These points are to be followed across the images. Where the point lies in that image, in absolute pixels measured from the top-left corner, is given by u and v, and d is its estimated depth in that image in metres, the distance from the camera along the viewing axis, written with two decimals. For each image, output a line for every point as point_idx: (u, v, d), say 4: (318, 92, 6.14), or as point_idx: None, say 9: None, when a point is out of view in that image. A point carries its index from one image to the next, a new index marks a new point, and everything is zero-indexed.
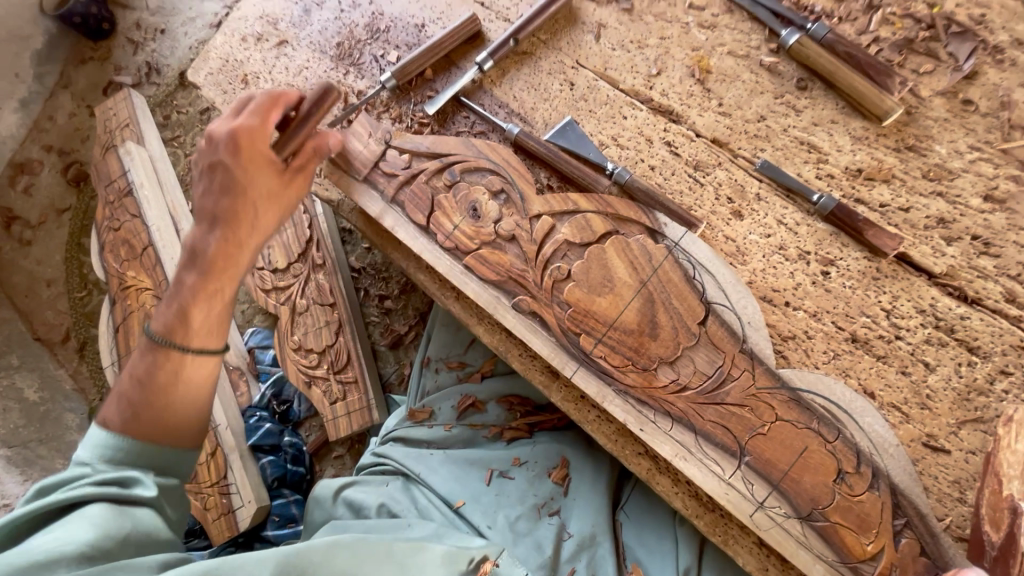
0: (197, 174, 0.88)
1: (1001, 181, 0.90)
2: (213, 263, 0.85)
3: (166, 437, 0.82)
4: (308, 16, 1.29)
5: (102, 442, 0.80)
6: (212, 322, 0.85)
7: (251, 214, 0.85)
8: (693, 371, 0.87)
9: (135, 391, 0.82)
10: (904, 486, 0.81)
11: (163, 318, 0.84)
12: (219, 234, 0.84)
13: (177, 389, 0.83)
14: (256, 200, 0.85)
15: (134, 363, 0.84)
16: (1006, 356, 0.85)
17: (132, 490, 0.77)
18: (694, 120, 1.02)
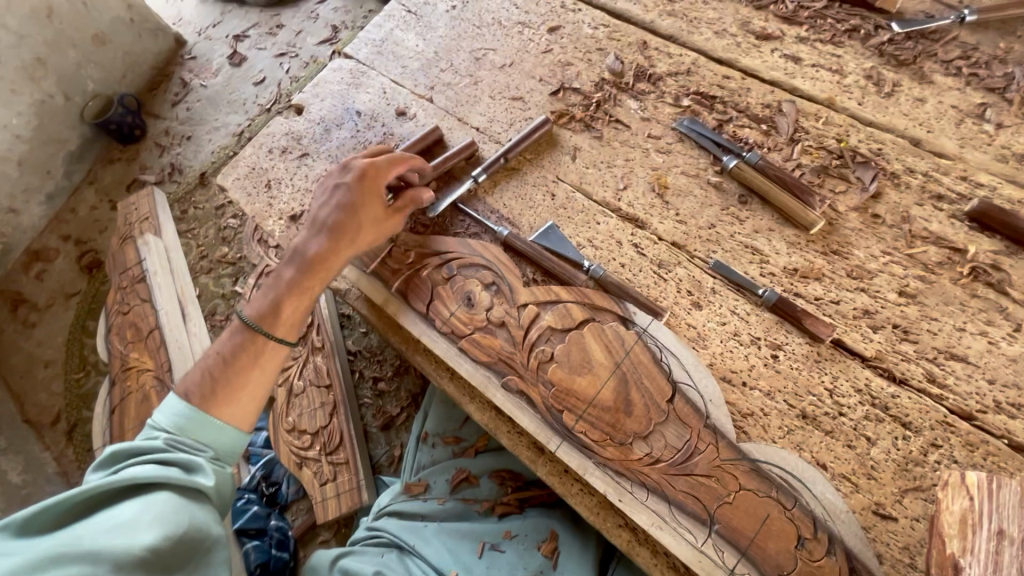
0: (325, 188, 1.19)
1: (911, 279, 1.08)
2: (313, 267, 1.14)
3: (218, 412, 1.05)
4: (328, 134, 1.51)
5: (177, 413, 1.04)
6: (293, 325, 1.15)
7: (367, 218, 1.16)
8: (664, 444, 0.98)
9: (212, 372, 1.08)
10: (858, 550, 0.90)
11: (257, 308, 1.13)
12: (327, 241, 1.15)
13: (250, 366, 1.09)
14: (367, 219, 1.16)
15: (223, 340, 1.11)
16: (934, 430, 0.97)
17: (194, 476, 0.97)
18: (656, 226, 1.21)
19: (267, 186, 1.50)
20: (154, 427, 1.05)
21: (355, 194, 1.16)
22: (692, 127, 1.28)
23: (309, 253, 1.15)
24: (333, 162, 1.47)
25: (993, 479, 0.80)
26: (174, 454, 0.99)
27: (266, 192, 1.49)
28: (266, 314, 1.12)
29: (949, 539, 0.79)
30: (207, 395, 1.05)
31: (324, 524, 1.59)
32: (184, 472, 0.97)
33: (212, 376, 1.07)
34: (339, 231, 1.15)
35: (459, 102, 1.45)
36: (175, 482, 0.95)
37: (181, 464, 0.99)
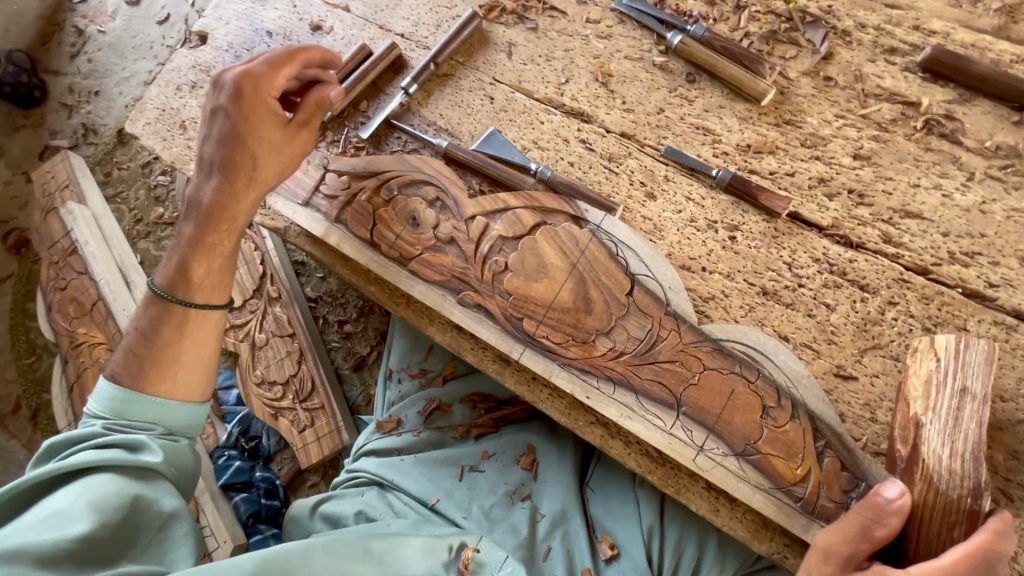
0: (205, 118, 1.01)
1: (866, 141, 1.04)
2: (214, 214, 1.01)
3: (157, 389, 0.97)
4: (239, 61, 1.36)
5: (110, 394, 0.97)
6: (212, 284, 1.03)
7: (257, 141, 0.99)
8: (627, 337, 0.97)
9: (140, 348, 0.99)
10: (820, 412, 0.91)
11: (165, 274, 1.02)
12: (220, 182, 1.00)
13: (176, 336, 0.99)
14: (257, 142, 0.99)
15: (139, 314, 1.01)
16: (890, 289, 0.97)
17: (136, 455, 0.92)
18: (603, 118, 1.14)
19: (182, 127, 1.36)
20: (90, 413, 0.98)
21: (238, 116, 0.98)
22: (631, 4, 1.17)
23: (206, 201, 1.01)
24: None
25: (963, 342, 0.82)
26: (115, 437, 0.92)
27: (182, 135, 1.36)
28: (177, 278, 1.01)
29: (913, 399, 0.84)
30: (136, 375, 0.98)
31: (312, 468, 1.58)
32: (127, 453, 0.91)
33: (139, 355, 0.98)
34: (230, 163, 0.99)
35: (378, 7, 1.31)
36: (119, 464, 0.90)
37: (125, 445, 0.93)
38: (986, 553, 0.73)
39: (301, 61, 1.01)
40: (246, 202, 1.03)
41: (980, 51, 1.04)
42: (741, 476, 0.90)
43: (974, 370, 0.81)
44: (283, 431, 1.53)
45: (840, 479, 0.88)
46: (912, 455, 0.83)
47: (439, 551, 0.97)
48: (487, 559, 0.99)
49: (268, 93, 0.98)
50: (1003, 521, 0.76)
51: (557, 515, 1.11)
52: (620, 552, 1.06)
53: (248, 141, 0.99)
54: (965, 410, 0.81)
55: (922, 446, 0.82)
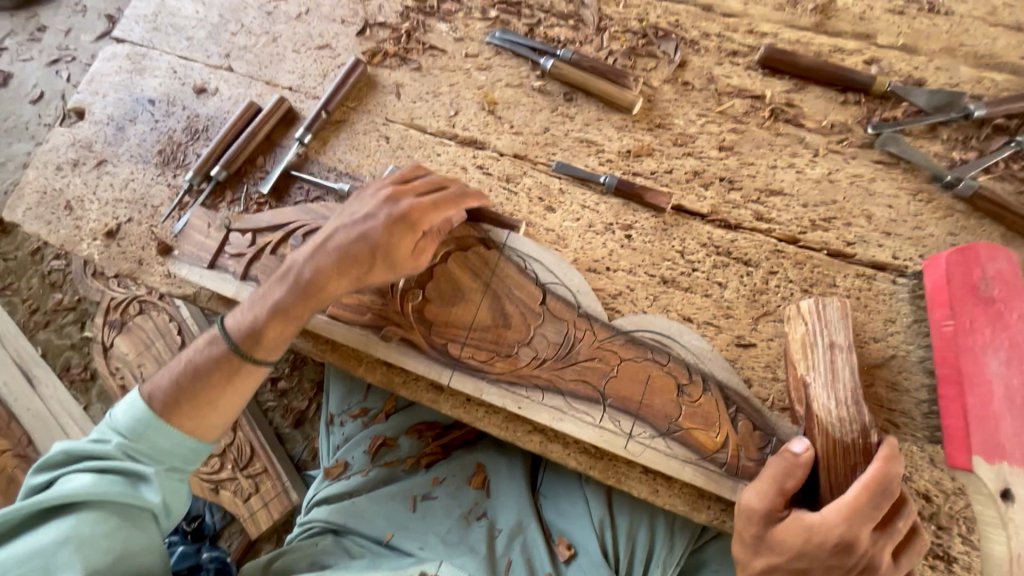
0: (360, 204, 1.04)
1: (727, 134, 1.17)
2: (307, 293, 1.00)
3: (178, 423, 0.97)
4: (122, 133, 1.33)
5: (134, 411, 0.96)
6: (274, 350, 1.02)
7: (388, 260, 0.99)
8: (547, 343, 1.02)
9: (180, 379, 0.99)
10: (729, 381, 1.00)
11: (239, 323, 1.01)
12: (329, 266, 1.00)
13: (222, 385, 0.99)
14: (382, 254, 0.99)
15: (201, 347, 1.00)
16: (769, 260, 1.09)
17: (138, 495, 0.92)
18: (495, 143, 1.21)
19: (68, 208, 1.30)
20: (111, 423, 0.97)
21: (388, 228, 0.99)
22: (504, 36, 1.26)
23: (304, 276, 1.00)
24: (137, 162, 1.30)
25: (820, 303, 0.95)
26: (119, 464, 0.93)
27: (69, 215, 1.30)
28: (248, 336, 1.00)
29: (798, 362, 0.95)
30: (182, 409, 0.97)
31: (263, 535, 1.51)
32: (125, 490, 0.91)
33: (180, 383, 0.98)
34: (347, 265, 1.00)
35: (262, 64, 1.32)
36: (116, 501, 0.91)
37: (125, 475, 0.93)
38: (880, 483, 0.83)
39: (450, 190, 1.04)
40: (339, 292, 1.01)
41: (805, 46, 1.20)
42: (670, 454, 0.97)
43: (834, 326, 0.93)
44: (227, 503, 1.47)
45: (754, 438, 0.97)
46: (808, 416, 0.92)
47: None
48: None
49: (423, 218, 1.00)
50: (890, 448, 0.86)
51: (514, 527, 1.13)
52: (578, 553, 1.09)
53: (376, 250, 0.99)
54: (838, 362, 0.92)
55: (815, 406, 0.91)
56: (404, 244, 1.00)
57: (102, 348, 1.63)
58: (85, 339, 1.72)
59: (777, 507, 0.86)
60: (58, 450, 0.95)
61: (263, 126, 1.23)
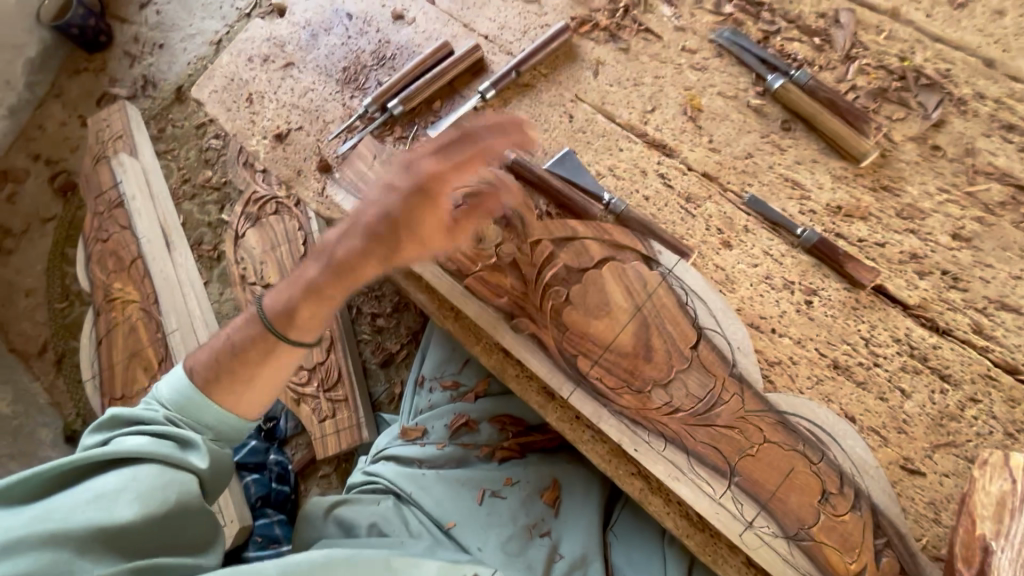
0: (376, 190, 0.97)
1: (969, 222, 0.97)
2: (341, 272, 0.96)
3: (218, 399, 0.94)
4: (315, 41, 1.33)
5: (179, 383, 0.96)
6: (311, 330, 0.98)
7: (409, 234, 0.93)
8: (686, 393, 0.92)
9: (219, 354, 0.96)
10: (883, 506, 0.86)
11: (274, 305, 0.97)
12: (358, 248, 0.95)
13: (256, 362, 0.95)
14: (404, 227, 0.93)
15: (237, 325, 0.98)
16: (974, 384, 0.91)
17: (187, 455, 0.91)
18: (686, 154, 1.08)
19: (248, 100, 1.33)
20: (157, 394, 0.97)
21: (409, 202, 0.93)
22: (733, 39, 1.11)
23: (365, 228, 0.95)
24: (321, 74, 1.30)
25: None
26: (171, 429, 0.92)
27: (247, 108, 1.33)
28: (284, 316, 0.96)
29: (980, 518, 0.79)
30: (220, 384, 0.95)
31: (325, 458, 1.55)
32: (176, 450, 0.91)
33: (218, 359, 0.95)
34: (374, 241, 0.95)
35: (465, 4, 1.26)
36: (167, 459, 0.89)
37: (174, 439, 0.92)
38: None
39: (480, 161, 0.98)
40: (374, 271, 0.97)
41: None
42: (788, 560, 0.86)
43: None
44: (302, 418, 1.51)
45: None
46: None
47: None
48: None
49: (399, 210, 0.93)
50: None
51: (579, 560, 1.07)
52: None
53: (399, 230, 0.94)
54: None
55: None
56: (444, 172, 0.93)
57: (234, 236, 1.70)
58: (221, 220, 1.85)
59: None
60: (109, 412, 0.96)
61: (452, 68, 1.18)
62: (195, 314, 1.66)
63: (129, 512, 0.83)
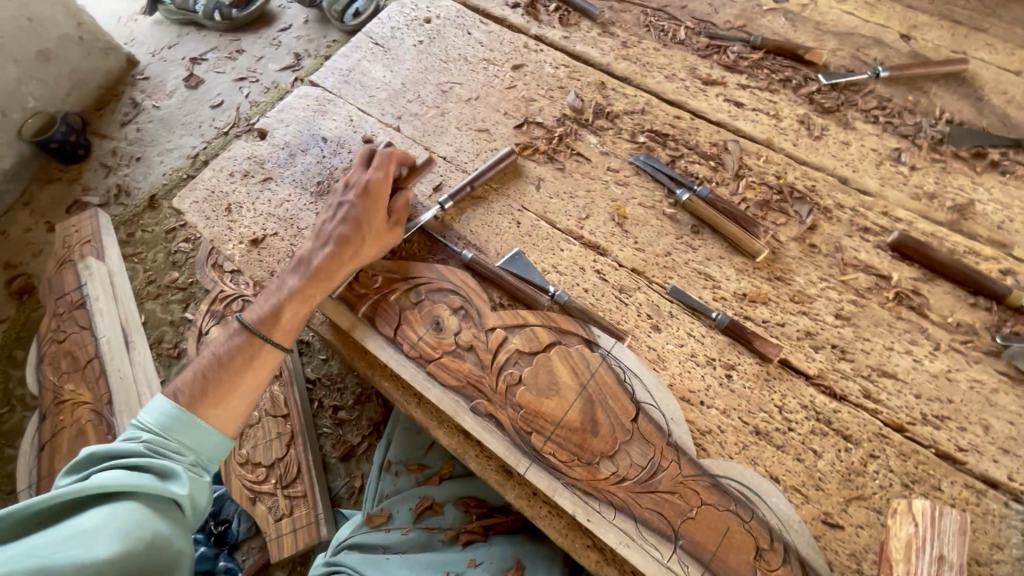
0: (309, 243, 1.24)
1: (846, 304, 1.18)
2: (317, 276, 1.19)
3: (206, 415, 1.07)
4: (292, 159, 1.51)
5: (163, 413, 1.05)
6: (291, 331, 1.19)
7: (360, 234, 1.21)
8: (630, 463, 1.02)
9: (200, 381, 1.09)
10: (811, 559, 0.96)
11: (256, 313, 1.17)
12: (328, 247, 1.20)
13: (240, 372, 1.12)
14: (348, 256, 1.20)
15: (220, 341, 1.15)
16: (871, 442, 1.05)
17: (169, 485, 0.98)
18: (616, 253, 1.28)
19: (227, 210, 1.47)
20: (138, 425, 1.05)
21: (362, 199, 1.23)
22: (647, 161, 1.37)
23: (315, 266, 1.19)
24: (297, 187, 1.46)
25: (937, 509, 0.90)
26: (153, 460, 0.99)
27: (226, 216, 1.46)
28: (268, 318, 1.16)
29: (896, 561, 0.89)
30: (201, 398, 1.08)
31: (278, 562, 1.51)
32: (158, 479, 0.97)
33: (205, 377, 1.10)
34: (321, 277, 1.19)
35: (427, 131, 1.49)
36: (149, 491, 0.95)
37: (155, 469, 0.98)
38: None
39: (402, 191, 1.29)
40: (344, 272, 1.21)
41: (940, 239, 1.23)
42: None
43: (948, 540, 0.88)
44: (258, 518, 1.47)
45: None
46: None
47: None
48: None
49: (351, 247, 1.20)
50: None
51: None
52: None
53: (345, 258, 1.20)
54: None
55: None
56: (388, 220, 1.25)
57: (198, 335, 1.73)
58: (184, 320, 1.89)
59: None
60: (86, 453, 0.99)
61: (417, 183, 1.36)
62: None
63: (108, 548, 0.88)
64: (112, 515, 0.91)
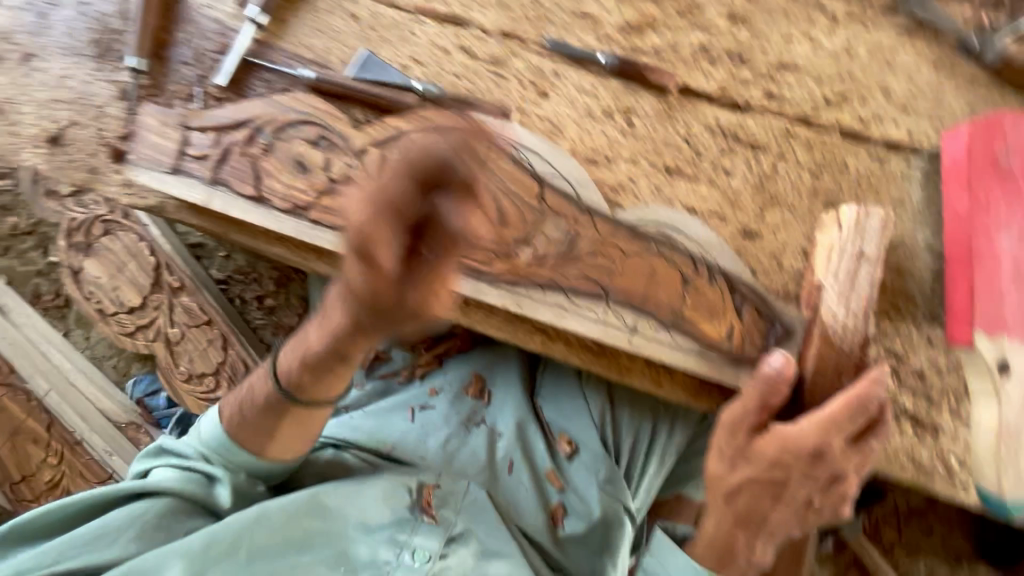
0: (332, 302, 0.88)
1: (739, 3, 1.05)
2: (353, 309, 0.85)
3: (264, 442, 0.96)
4: (46, 20, 1.15)
5: (208, 431, 0.97)
6: (325, 391, 0.95)
7: (392, 305, 0.81)
8: (547, 241, 0.97)
9: (244, 408, 0.96)
10: (735, 272, 0.96)
11: (290, 372, 0.93)
12: (357, 272, 0.82)
13: (277, 421, 0.94)
14: (380, 320, 0.85)
15: (256, 388, 0.94)
16: (779, 143, 1.02)
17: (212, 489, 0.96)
18: (479, 19, 1.07)
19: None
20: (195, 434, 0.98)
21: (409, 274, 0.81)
22: None
23: (347, 300, 0.86)
24: (68, 54, 1.13)
25: (864, 212, 0.90)
26: (206, 463, 0.97)
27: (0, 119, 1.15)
28: (299, 381, 0.93)
29: (817, 267, 0.91)
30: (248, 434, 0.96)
31: None
32: (198, 490, 0.95)
33: (251, 421, 0.95)
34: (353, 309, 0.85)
35: None
36: (180, 494, 0.94)
37: (202, 473, 0.97)
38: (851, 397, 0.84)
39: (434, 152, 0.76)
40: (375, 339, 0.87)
41: None
42: (674, 346, 0.95)
43: (869, 237, 0.89)
44: None
45: (757, 327, 0.95)
46: (814, 314, 0.90)
47: (398, 493, 1.00)
48: (449, 490, 1.04)
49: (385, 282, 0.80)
50: (881, 370, 0.85)
51: (515, 431, 1.14)
52: (578, 447, 1.13)
53: (376, 301, 0.83)
54: (861, 273, 0.88)
55: (822, 305, 0.89)
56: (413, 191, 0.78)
57: (71, 273, 1.52)
58: (51, 264, 1.61)
59: (755, 423, 0.86)
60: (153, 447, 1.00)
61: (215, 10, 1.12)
62: (67, 366, 1.55)
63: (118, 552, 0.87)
64: (138, 518, 0.90)
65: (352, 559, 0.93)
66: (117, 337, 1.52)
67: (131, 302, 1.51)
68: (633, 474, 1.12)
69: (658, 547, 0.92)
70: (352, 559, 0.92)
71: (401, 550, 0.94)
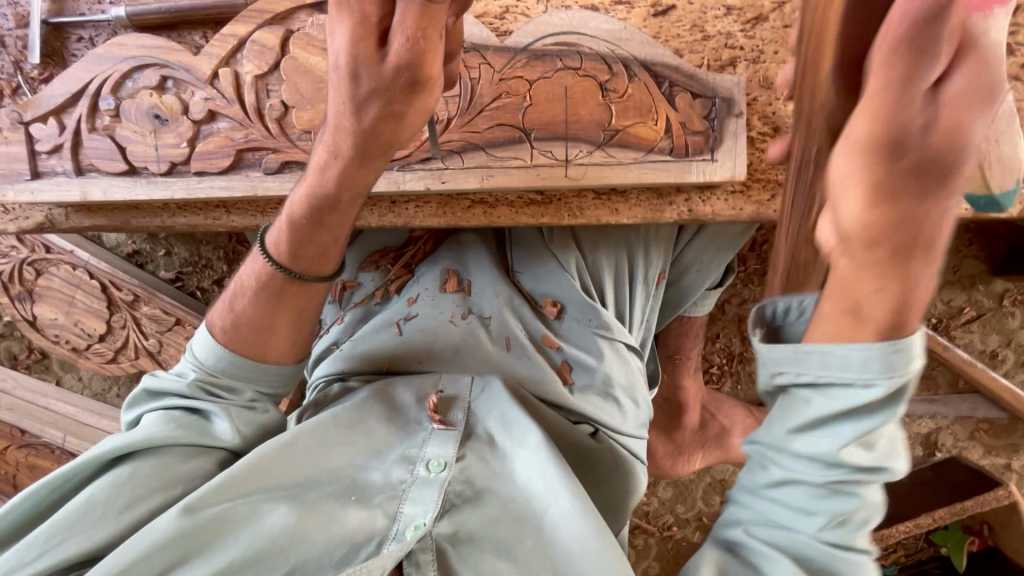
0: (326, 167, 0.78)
1: None
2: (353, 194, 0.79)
3: (271, 344, 0.88)
4: None
5: (204, 353, 0.88)
6: (322, 264, 0.86)
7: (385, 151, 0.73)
8: (445, 100, 0.87)
9: (236, 304, 0.88)
10: (651, 59, 0.85)
11: (278, 249, 0.85)
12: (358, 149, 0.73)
13: (285, 308, 0.87)
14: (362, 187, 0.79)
15: (247, 274, 0.88)
16: None
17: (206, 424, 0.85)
18: None
19: None
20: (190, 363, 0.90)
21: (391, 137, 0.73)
22: None
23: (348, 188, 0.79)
24: None
25: None
26: (192, 399, 0.86)
27: None
28: (296, 259, 0.85)
29: None
30: (245, 337, 0.88)
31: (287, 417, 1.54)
32: (199, 427, 0.84)
33: (247, 313, 0.87)
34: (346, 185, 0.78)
35: None
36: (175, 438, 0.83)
37: (192, 411, 0.86)
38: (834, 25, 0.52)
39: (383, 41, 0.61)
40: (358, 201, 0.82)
41: None
42: (614, 162, 0.86)
43: None
44: None
45: (697, 109, 0.85)
46: None
47: (405, 411, 0.94)
48: (456, 390, 0.97)
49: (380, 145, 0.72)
50: None
51: (502, 309, 1.04)
52: (564, 305, 1.05)
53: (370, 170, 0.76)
54: None
55: None
56: (406, 73, 0.60)
57: (29, 323, 1.48)
58: (9, 324, 1.54)
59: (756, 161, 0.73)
60: (146, 388, 0.90)
61: None
62: (75, 412, 1.54)
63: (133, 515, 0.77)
64: (135, 473, 0.80)
65: (365, 487, 0.84)
66: (101, 367, 1.50)
67: (97, 330, 1.46)
68: (625, 312, 1.07)
69: (767, 355, 0.57)
70: (366, 488, 0.84)
71: (416, 465, 0.86)
